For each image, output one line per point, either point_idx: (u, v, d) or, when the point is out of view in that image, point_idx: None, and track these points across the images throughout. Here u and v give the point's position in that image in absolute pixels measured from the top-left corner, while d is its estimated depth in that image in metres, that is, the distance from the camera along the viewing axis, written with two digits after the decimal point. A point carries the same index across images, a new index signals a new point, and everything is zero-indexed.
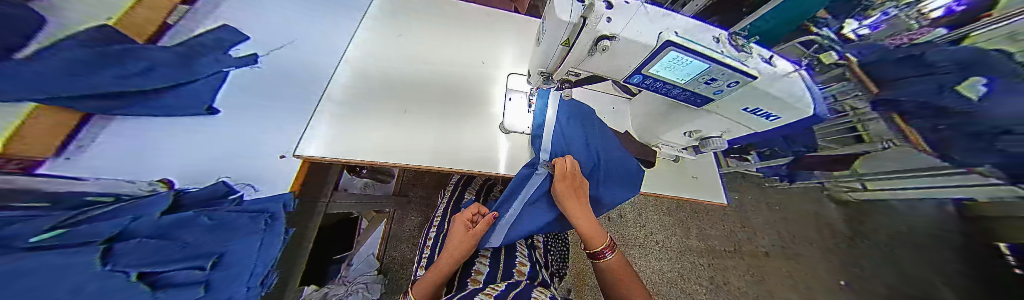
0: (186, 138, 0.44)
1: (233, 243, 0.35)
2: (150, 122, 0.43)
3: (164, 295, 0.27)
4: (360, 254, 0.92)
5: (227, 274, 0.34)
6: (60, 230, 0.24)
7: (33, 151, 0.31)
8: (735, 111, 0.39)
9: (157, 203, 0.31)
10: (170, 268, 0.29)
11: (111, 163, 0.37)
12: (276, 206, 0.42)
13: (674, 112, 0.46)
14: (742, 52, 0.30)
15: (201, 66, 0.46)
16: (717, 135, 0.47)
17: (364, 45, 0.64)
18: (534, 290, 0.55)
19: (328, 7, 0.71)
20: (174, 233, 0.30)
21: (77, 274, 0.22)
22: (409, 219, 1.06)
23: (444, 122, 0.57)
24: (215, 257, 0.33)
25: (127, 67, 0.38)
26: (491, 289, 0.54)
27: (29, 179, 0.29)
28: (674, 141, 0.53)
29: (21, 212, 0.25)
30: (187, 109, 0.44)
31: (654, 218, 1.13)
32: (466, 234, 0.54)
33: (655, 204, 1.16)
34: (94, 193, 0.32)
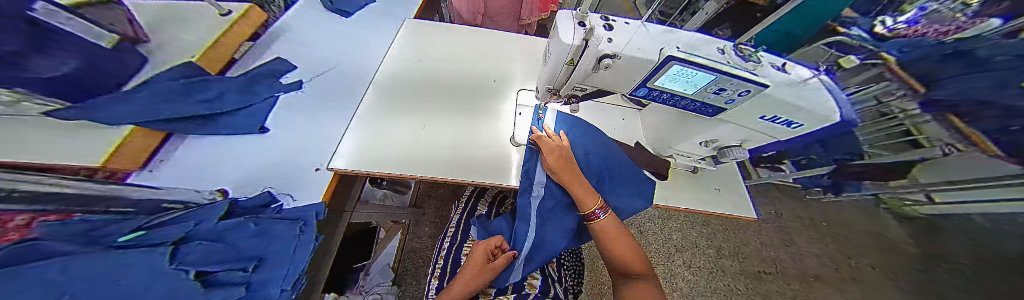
0: (237, 153, 0.49)
1: (272, 249, 0.39)
2: (211, 139, 0.48)
3: (214, 293, 0.30)
4: (376, 264, 0.95)
5: (266, 276, 0.37)
6: (136, 234, 0.29)
7: (122, 165, 0.38)
8: (753, 120, 0.38)
9: (214, 211, 0.36)
10: (220, 268, 0.32)
11: (180, 177, 0.43)
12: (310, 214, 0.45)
13: (687, 123, 0.45)
14: (750, 62, 0.30)
15: (256, 93, 0.54)
16: (736, 145, 0.45)
17: (390, 67, 0.70)
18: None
19: (361, 36, 0.79)
20: (225, 237, 0.35)
21: (147, 270, 0.26)
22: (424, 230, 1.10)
23: (458, 136, 0.59)
24: (255, 260, 0.36)
25: (198, 97, 0.46)
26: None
27: (123, 192, 0.35)
28: (689, 152, 0.52)
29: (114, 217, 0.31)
30: (242, 127, 0.50)
31: (680, 232, 1.07)
32: (480, 269, 0.57)
33: (680, 218, 1.11)
34: (170, 200, 0.38)
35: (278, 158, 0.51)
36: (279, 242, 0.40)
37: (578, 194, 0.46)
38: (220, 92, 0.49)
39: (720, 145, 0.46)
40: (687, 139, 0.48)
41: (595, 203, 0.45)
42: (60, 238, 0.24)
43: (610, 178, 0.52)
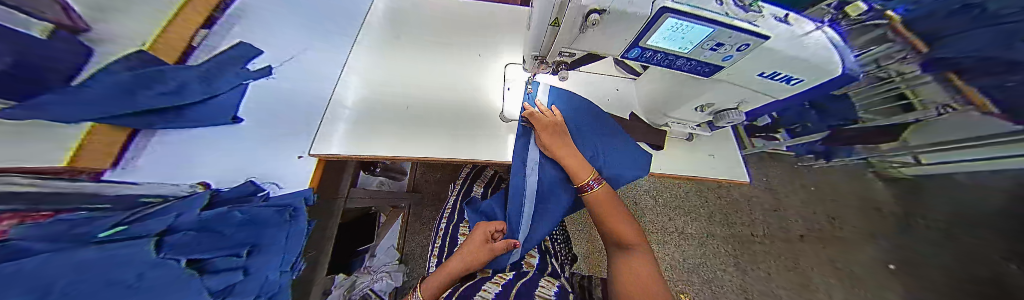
0: (210, 147, 0.48)
1: (266, 235, 0.40)
2: (176, 135, 0.46)
3: (213, 279, 0.32)
4: (382, 246, 0.97)
5: (262, 260, 0.39)
6: (116, 229, 0.28)
7: (95, 163, 0.36)
8: (750, 78, 0.36)
9: (196, 201, 0.35)
10: (212, 255, 0.33)
11: (161, 170, 0.43)
12: (298, 200, 0.46)
13: (682, 87, 0.44)
14: (753, 10, 0.27)
15: (223, 81, 0.50)
16: (733, 108, 0.44)
17: (370, 54, 0.72)
18: (540, 280, 0.57)
19: (319, 14, 0.74)
20: (214, 225, 0.34)
21: (138, 262, 0.26)
22: (424, 213, 1.13)
23: (457, 118, 0.65)
24: (248, 246, 0.37)
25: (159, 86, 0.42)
26: (499, 278, 0.58)
27: (97, 189, 0.34)
28: (685, 118, 0.50)
29: (86, 217, 0.29)
30: (212, 118, 0.48)
31: (671, 204, 1.16)
32: (479, 251, 0.57)
33: (673, 191, 1.18)
34: (146, 194, 0.38)
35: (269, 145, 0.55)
36: (270, 229, 0.40)
37: (571, 166, 0.47)
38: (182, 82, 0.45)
39: (718, 109, 0.45)
40: (682, 105, 0.47)
41: (588, 174, 0.47)
42: (44, 238, 0.23)
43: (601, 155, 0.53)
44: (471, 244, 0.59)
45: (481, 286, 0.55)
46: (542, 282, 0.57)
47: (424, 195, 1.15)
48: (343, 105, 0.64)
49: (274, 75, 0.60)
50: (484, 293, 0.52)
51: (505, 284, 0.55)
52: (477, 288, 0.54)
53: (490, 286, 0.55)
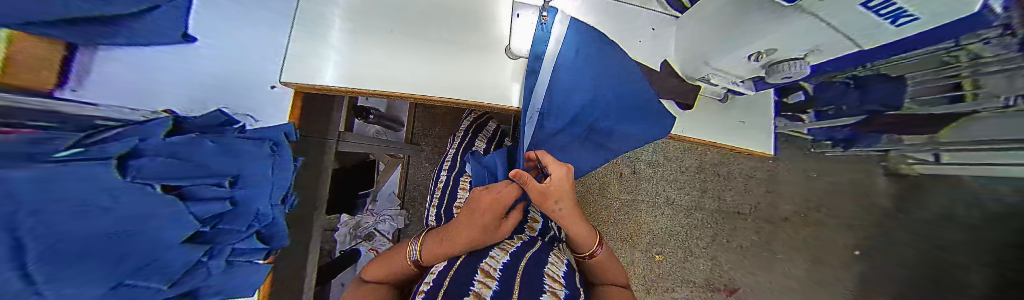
0: (167, 70, 0.44)
1: (249, 167, 0.37)
2: (123, 53, 0.40)
3: (195, 206, 0.31)
4: (382, 191, 1.02)
5: (250, 191, 0.37)
6: (76, 150, 0.23)
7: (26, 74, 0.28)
8: (851, 9, 0.24)
9: (158, 128, 0.31)
10: (190, 183, 0.31)
11: (116, 95, 0.39)
12: (275, 134, 0.43)
13: (750, 21, 0.33)
14: None
15: None
16: (798, 58, 0.35)
17: None
18: (550, 254, 0.57)
19: None
20: (187, 154, 0.31)
21: (106, 185, 0.24)
22: (423, 166, 1.13)
23: (458, 51, 0.58)
24: (230, 177, 0.35)
25: None
26: (508, 244, 0.57)
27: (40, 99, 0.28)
28: (731, 69, 0.44)
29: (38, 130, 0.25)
30: (163, 36, 0.42)
31: (670, 176, 1.09)
32: (485, 224, 0.52)
33: (677, 161, 1.09)
34: (103, 118, 0.32)
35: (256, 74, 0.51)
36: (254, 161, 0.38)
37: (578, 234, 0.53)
38: None
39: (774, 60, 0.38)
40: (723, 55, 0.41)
41: (592, 245, 0.54)
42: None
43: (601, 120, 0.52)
44: (472, 208, 0.54)
45: (488, 254, 0.53)
46: (552, 258, 0.56)
47: (424, 148, 1.12)
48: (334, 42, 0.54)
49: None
50: (493, 261, 0.50)
51: (516, 252, 0.54)
52: (482, 255, 0.52)
53: (499, 253, 0.53)
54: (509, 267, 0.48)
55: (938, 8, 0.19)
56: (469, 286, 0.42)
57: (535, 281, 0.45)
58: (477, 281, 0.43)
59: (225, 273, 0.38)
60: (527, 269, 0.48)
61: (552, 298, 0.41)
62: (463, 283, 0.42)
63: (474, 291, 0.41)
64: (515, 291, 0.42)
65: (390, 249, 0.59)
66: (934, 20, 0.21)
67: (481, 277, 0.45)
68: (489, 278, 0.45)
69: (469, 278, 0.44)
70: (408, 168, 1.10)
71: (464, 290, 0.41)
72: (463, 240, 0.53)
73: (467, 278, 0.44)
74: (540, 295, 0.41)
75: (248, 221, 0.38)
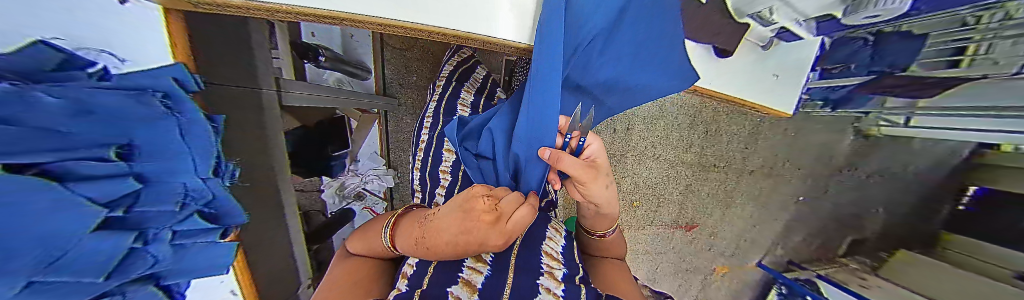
0: None
1: (137, 132, 0.26)
2: None
3: (87, 188, 0.22)
4: (362, 151, 0.94)
5: (156, 164, 0.28)
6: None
7: None
8: None
9: None
10: (61, 160, 0.21)
11: None
12: (167, 82, 0.30)
13: None
14: None
15: None
16: None
17: None
18: (549, 228, 0.56)
19: None
20: (38, 121, 0.19)
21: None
22: (404, 122, 1.02)
23: None
24: (116, 147, 0.25)
25: None
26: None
27: None
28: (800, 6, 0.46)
29: None
30: None
31: (661, 132, 1.02)
32: (472, 244, 0.38)
33: (669, 116, 1.00)
34: None
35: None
36: (141, 123, 0.27)
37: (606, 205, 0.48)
38: None
39: None
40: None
41: (606, 226, 0.54)
42: None
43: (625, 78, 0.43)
44: (452, 224, 0.38)
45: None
46: (550, 233, 0.55)
47: (401, 102, 0.99)
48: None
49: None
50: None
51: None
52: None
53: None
54: (500, 251, 0.48)
55: None
56: (458, 272, 0.42)
57: (534, 264, 0.45)
58: (467, 267, 0.44)
59: (176, 256, 0.33)
60: (522, 251, 0.48)
61: (550, 280, 0.42)
62: (449, 272, 0.42)
63: (462, 277, 0.41)
64: (507, 274, 0.42)
65: (371, 222, 0.55)
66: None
67: (471, 262, 0.45)
68: (480, 263, 0.45)
69: (457, 265, 0.44)
70: (387, 125, 1.00)
71: (452, 277, 0.41)
72: (439, 257, 0.40)
73: (457, 266, 0.44)
74: (537, 278, 0.42)
75: (174, 198, 0.31)
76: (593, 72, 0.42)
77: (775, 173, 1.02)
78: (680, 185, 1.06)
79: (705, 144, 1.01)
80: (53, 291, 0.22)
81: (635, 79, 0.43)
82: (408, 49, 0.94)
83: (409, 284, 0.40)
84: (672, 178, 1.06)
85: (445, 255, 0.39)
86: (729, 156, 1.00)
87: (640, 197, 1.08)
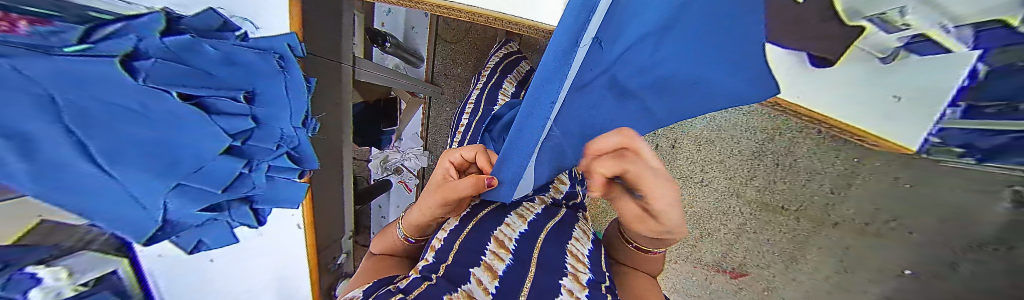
0: None
1: (259, 82, 0.35)
2: None
3: (222, 120, 0.31)
4: (406, 131, 1.06)
5: (268, 110, 0.36)
6: (84, 45, 0.20)
7: None
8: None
9: (147, 27, 0.26)
10: (207, 95, 0.29)
11: None
12: (281, 47, 0.39)
13: None
14: None
15: None
16: None
17: None
18: (575, 228, 0.54)
19: None
20: (187, 59, 0.28)
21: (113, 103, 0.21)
22: (445, 110, 1.10)
23: None
24: (244, 92, 0.33)
25: None
26: (526, 210, 0.56)
27: None
28: None
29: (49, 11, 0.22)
30: None
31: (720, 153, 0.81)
32: (445, 188, 0.46)
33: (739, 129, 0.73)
34: (96, 10, 0.25)
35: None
36: (262, 77, 0.35)
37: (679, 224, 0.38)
38: None
39: None
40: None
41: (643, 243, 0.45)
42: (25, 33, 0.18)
43: (692, 77, 0.37)
44: (433, 177, 0.51)
45: (503, 219, 0.51)
46: (577, 234, 0.54)
47: (444, 90, 1.07)
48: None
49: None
50: (508, 229, 0.49)
51: (532, 222, 0.52)
52: (500, 219, 0.51)
53: (515, 221, 0.51)
54: (522, 240, 0.48)
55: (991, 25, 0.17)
56: (480, 255, 0.43)
57: (555, 263, 0.45)
58: (489, 251, 0.44)
59: (268, 185, 0.42)
60: (545, 246, 0.48)
61: (573, 282, 0.42)
62: (472, 252, 0.44)
63: (483, 261, 0.42)
64: (528, 267, 0.43)
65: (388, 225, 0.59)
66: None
67: (494, 247, 0.45)
68: (503, 249, 0.45)
69: (481, 246, 0.45)
70: (430, 110, 1.09)
71: (475, 258, 0.43)
72: (433, 207, 0.48)
73: (480, 245, 0.45)
74: (560, 278, 0.42)
75: (275, 140, 0.38)
76: (635, 61, 0.39)
77: (799, 242, 0.60)
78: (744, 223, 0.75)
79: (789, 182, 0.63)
80: (189, 194, 0.31)
81: (692, 72, 0.36)
82: (459, 42, 1.01)
83: (437, 257, 0.45)
84: (721, 208, 0.81)
85: (433, 201, 0.47)
86: (794, 203, 0.62)
87: None
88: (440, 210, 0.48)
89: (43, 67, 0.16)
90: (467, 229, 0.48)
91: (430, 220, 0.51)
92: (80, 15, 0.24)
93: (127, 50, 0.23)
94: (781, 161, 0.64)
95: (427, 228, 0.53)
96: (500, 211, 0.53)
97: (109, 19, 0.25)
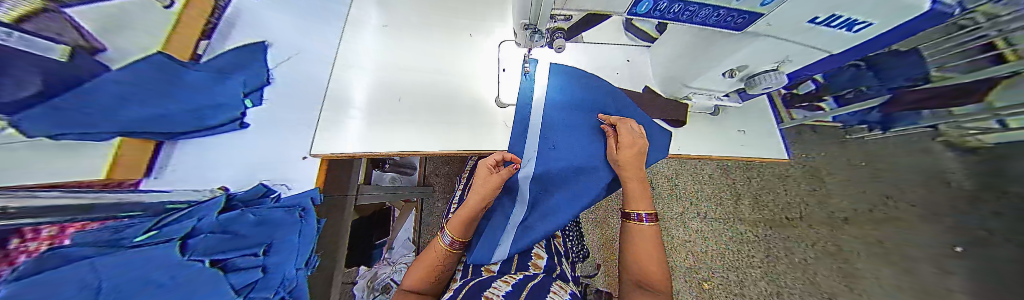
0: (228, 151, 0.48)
1: (279, 234, 0.42)
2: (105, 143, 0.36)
3: (235, 276, 0.35)
4: (398, 238, 1.03)
5: (278, 258, 0.41)
6: (151, 232, 0.31)
7: (130, 174, 0.37)
8: (798, 26, 0.29)
9: (213, 205, 0.37)
10: (233, 255, 0.36)
11: (186, 178, 0.43)
12: (305, 200, 0.49)
13: (710, 43, 0.38)
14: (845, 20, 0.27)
15: (225, 91, 0.44)
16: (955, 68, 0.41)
17: (380, 43, 0.64)
18: (553, 283, 0.46)
19: (312, 13, 0.63)
20: (231, 227, 0.37)
21: (134, 278, 0.26)
22: (436, 205, 1.16)
23: (439, 117, 0.59)
24: (264, 245, 0.39)
25: (213, 98, 0.43)
26: (510, 277, 0.48)
27: (133, 195, 0.35)
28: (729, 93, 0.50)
29: (130, 219, 0.32)
30: (203, 117, 0.42)
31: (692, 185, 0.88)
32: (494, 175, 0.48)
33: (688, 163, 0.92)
34: (170, 201, 0.37)
35: (287, 147, 0.55)
36: (283, 229, 0.42)
37: (633, 193, 0.48)
38: (227, 93, 0.44)
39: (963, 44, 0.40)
40: (704, 74, 0.44)
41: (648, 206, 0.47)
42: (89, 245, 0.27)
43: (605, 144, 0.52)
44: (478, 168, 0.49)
45: (490, 284, 0.44)
46: (554, 288, 0.45)
47: (435, 189, 1.17)
48: (357, 101, 0.59)
49: (274, 82, 0.54)
50: (497, 289, 0.42)
51: (516, 283, 0.45)
52: (485, 284, 0.44)
53: (501, 284, 0.44)
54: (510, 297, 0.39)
55: (829, 32, 0.29)
56: None
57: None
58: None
59: None
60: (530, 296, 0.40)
61: None
62: None
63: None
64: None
65: (415, 261, 0.48)
66: (885, 24, 0.26)
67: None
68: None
69: None
70: (423, 210, 1.14)
71: None
72: (490, 189, 0.47)
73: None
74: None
75: (275, 286, 0.39)
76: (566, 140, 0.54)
77: (831, 249, 0.53)
78: (775, 256, 0.62)
79: (792, 201, 0.62)
80: None
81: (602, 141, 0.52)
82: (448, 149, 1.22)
83: None
84: (737, 237, 0.71)
85: (493, 181, 0.47)
86: (793, 213, 0.61)
87: (706, 274, 0.76)
88: (493, 194, 0.48)
89: (116, 258, 0.26)
90: (462, 294, 0.41)
91: (474, 213, 0.48)
92: (158, 209, 0.36)
93: (188, 230, 0.33)
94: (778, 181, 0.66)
95: (471, 227, 0.49)
96: (486, 280, 0.46)
97: (177, 206, 0.38)
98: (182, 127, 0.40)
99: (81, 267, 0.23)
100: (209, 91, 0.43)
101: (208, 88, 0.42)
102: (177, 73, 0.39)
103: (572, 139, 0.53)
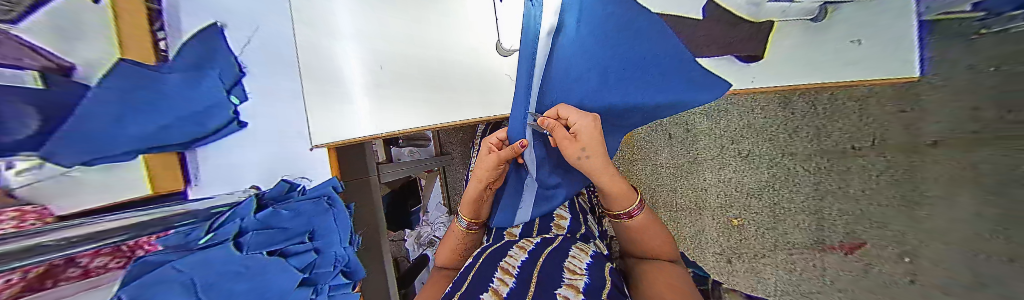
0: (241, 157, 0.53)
1: (316, 223, 0.49)
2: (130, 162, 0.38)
3: (293, 259, 0.44)
4: (430, 203, 1.12)
5: (322, 241, 0.49)
6: (208, 235, 0.38)
7: (171, 186, 0.42)
8: None
9: (247, 204, 0.43)
10: (284, 245, 0.43)
11: (217, 184, 0.49)
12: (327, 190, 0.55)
13: None
14: None
15: (202, 92, 0.44)
16: None
17: (356, 27, 0.61)
18: (573, 246, 0.44)
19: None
20: (273, 221, 0.44)
21: (216, 267, 0.33)
22: (458, 172, 1.19)
23: (435, 98, 0.69)
24: (307, 233, 0.47)
25: (201, 102, 0.44)
26: (526, 242, 0.48)
27: (194, 206, 0.44)
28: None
29: (189, 225, 0.40)
30: (198, 125, 0.45)
31: (759, 131, 0.63)
32: (497, 156, 0.44)
33: (761, 103, 0.62)
34: (216, 205, 0.47)
35: (294, 139, 0.61)
36: (317, 217, 0.49)
37: (612, 191, 0.41)
38: (207, 96, 0.45)
39: None
40: None
41: (631, 200, 0.41)
42: (177, 245, 0.36)
43: (638, 97, 0.40)
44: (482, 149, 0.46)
45: (507, 252, 0.43)
46: (573, 251, 0.42)
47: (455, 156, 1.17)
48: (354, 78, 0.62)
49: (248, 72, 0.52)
50: (512, 259, 0.41)
51: (533, 250, 0.43)
52: (502, 252, 0.43)
53: (517, 252, 0.43)
54: (528, 264, 0.38)
55: None
56: (489, 282, 0.35)
57: (553, 273, 0.34)
58: (496, 278, 0.36)
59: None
60: (546, 263, 0.38)
61: (569, 290, 0.31)
62: (479, 282, 0.35)
63: (490, 288, 0.33)
64: (529, 285, 0.32)
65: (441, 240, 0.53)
66: None
67: (500, 273, 0.36)
68: (509, 273, 0.36)
69: (487, 275, 0.37)
70: (447, 178, 1.18)
71: (483, 285, 0.34)
72: (486, 170, 0.45)
73: (486, 276, 0.36)
74: (554, 289, 0.31)
75: (331, 262, 0.50)
76: (582, 92, 0.43)
77: (910, 193, 0.29)
78: (794, 191, 0.53)
79: (827, 125, 0.44)
80: None
81: (632, 93, 0.40)
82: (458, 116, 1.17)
83: (451, 288, 0.37)
84: (779, 177, 0.58)
85: (490, 161, 0.44)
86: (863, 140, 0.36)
87: (737, 211, 0.73)
88: (491, 175, 0.45)
89: (188, 261, 0.31)
90: (479, 263, 0.41)
91: (481, 194, 0.48)
92: (204, 213, 0.44)
93: (236, 230, 0.39)
94: (809, 104, 0.49)
95: (480, 208, 0.50)
96: (503, 247, 0.46)
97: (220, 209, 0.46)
98: (188, 137, 0.44)
99: (169, 269, 0.29)
100: (192, 96, 0.43)
101: (185, 93, 0.43)
102: (156, 82, 0.39)
103: (589, 92, 0.43)
